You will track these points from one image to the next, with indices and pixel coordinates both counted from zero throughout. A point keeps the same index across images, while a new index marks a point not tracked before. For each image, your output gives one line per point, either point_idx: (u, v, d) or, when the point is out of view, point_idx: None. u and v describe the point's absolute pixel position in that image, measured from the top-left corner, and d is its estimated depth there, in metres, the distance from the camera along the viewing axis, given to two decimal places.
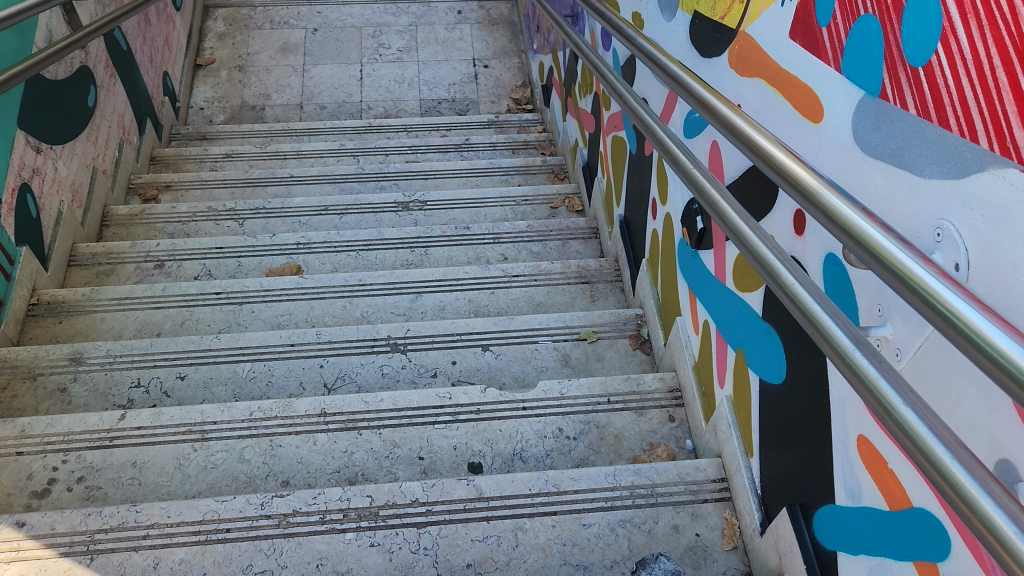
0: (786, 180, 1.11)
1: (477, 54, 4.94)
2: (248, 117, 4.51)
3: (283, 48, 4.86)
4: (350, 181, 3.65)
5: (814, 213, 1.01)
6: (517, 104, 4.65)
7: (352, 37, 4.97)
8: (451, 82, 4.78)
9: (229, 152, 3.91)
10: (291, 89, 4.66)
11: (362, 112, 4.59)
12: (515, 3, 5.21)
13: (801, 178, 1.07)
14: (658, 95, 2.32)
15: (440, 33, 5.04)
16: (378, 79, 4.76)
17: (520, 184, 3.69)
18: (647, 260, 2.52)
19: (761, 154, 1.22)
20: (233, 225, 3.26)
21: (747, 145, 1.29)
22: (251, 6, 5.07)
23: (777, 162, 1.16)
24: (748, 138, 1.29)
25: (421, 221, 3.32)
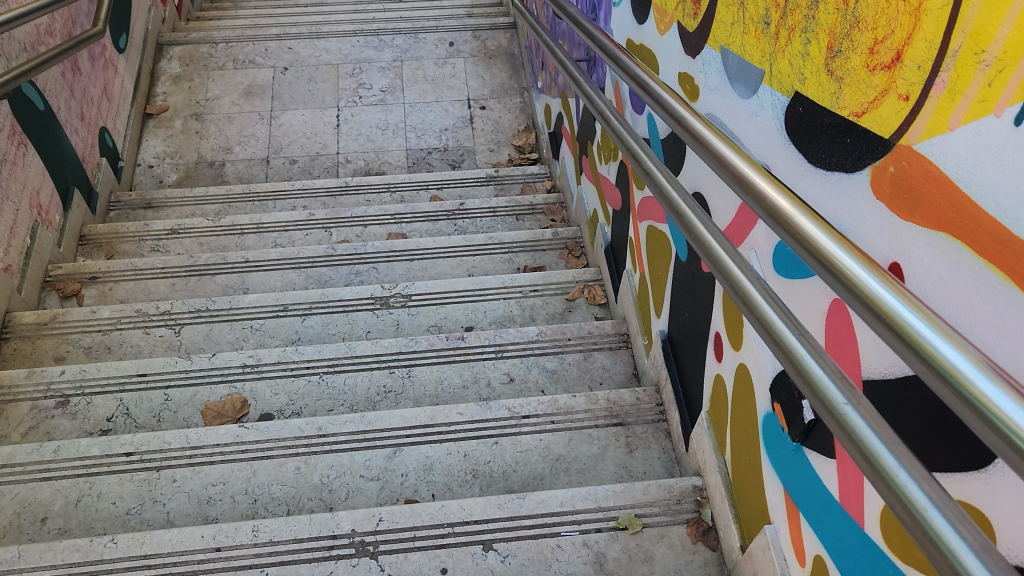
0: (840, 285, 0.77)
1: (472, 93, 4.28)
2: (206, 175, 3.85)
3: (248, 91, 4.21)
4: (319, 265, 2.98)
5: (896, 346, 0.68)
6: (519, 153, 4.00)
7: (327, 76, 4.32)
8: (443, 127, 4.12)
9: (175, 227, 3.25)
10: (256, 140, 4.00)
11: (338, 167, 3.94)
12: (514, 32, 4.57)
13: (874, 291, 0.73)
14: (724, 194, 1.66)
15: (430, 68, 4.38)
16: (358, 126, 4.10)
17: (527, 265, 3.03)
18: (707, 411, 1.85)
19: (803, 243, 0.87)
20: (167, 334, 2.58)
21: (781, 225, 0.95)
22: (211, 42, 4.42)
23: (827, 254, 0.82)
24: (785, 217, 0.94)
25: (405, 323, 2.65)
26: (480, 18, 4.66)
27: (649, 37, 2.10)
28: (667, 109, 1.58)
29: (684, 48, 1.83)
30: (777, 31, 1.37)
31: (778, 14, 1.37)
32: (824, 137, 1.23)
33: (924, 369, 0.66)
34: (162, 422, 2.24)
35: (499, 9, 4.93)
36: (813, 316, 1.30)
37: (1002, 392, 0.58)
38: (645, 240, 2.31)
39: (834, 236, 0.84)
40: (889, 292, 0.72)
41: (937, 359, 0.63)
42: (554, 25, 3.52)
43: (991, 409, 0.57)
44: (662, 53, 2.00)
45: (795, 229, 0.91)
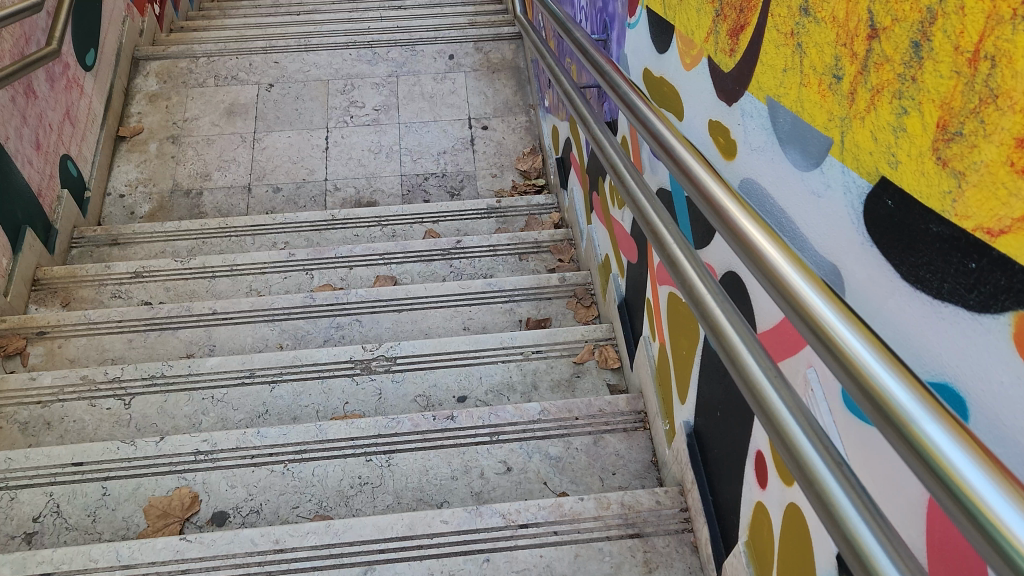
0: (812, 333, 0.71)
1: (473, 112, 3.93)
2: (181, 206, 3.57)
3: (229, 111, 3.91)
4: (294, 317, 2.66)
5: (865, 407, 0.62)
6: (524, 179, 3.66)
7: (316, 94, 4.00)
8: (440, 150, 3.78)
9: (139, 268, 2.94)
10: (237, 165, 3.72)
11: (325, 196, 3.62)
12: (520, 43, 4.21)
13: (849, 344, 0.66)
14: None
15: (428, 84, 4.04)
16: (348, 149, 3.78)
17: (530, 316, 2.68)
18: (748, 542, 1.49)
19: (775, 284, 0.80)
20: (116, 406, 2.27)
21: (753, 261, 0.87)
22: (191, 57, 4.13)
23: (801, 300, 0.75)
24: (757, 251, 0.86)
25: (388, 393, 2.32)
26: (482, 28, 4.32)
27: (672, 72, 1.74)
28: (682, 165, 1.23)
29: (720, 93, 1.47)
30: (853, 90, 1.01)
31: (854, 66, 1.01)
32: (936, 252, 0.87)
33: (885, 423, 0.59)
34: (97, 523, 1.90)
35: (504, 18, 4.58)
36: (906, 487, 0.93)
37: (976, 466, 0.52)
38: (664, 306, 1.96)
39: (808, 278, 0.77)
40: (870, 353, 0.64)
41: (903, 416, 0.57)
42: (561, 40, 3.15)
43: (978, 508, 0.50)
44: (688, 94, 1.64)
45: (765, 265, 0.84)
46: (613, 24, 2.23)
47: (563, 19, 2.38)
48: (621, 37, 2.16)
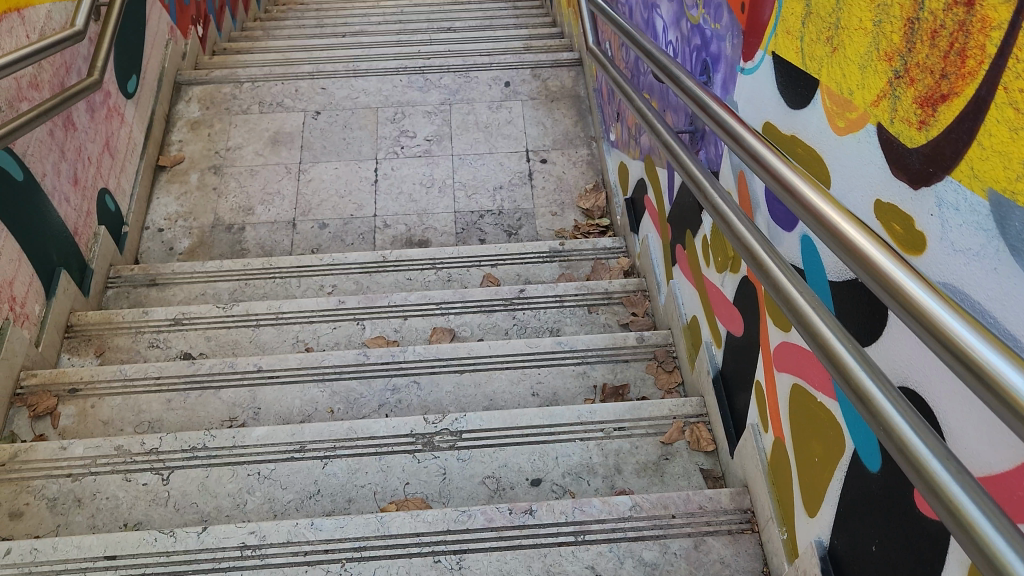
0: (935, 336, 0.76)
1: (530, 144, 3.70)
2: (223, 241, 3.39)
3: (274, 140, 3.73)
4: (347, 376, 2.43)
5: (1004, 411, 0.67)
6: (586, 218, 3.42)
7: (364, 122, 3.80)
8: (496, 185, 3.55)
9: (179, 314, 2.75)
10: (281, 199, 3.52)
11: (374, 233, 3.41)
12: (580, 71, 3.98)
13: (955, 333, 0.74)
14: (970, 415, 1.02)
15: (482, 113, 3.82)
16: (398, 183, 3.57)
17: (606, 381, 2.42)
18: None
19: (873, 273, 0.88)
20: (152, 481, 2.05)
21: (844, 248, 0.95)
22: (235, 82, 3.96)
23: (899, 287, 0.83)
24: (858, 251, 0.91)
25: (453, 472, 2.06)
26: (540, 54, 4.09)
27: (806, 130, 1.47)
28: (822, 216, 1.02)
29: (888, 165, 1.19)
30: None
31: None
32: None
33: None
34: None
35: (562, 43, 4.36)
36: None
37: None
38: (781, 395, 1.68)
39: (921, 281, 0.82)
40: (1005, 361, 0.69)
41: None
42: (637, 71, 2.88)
43: None
44: (832, 160, 1.36)
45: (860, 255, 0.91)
46: (716, 64, 1.96)
47: (656, 55, 2.12)
48: (728, 79, 1.89)
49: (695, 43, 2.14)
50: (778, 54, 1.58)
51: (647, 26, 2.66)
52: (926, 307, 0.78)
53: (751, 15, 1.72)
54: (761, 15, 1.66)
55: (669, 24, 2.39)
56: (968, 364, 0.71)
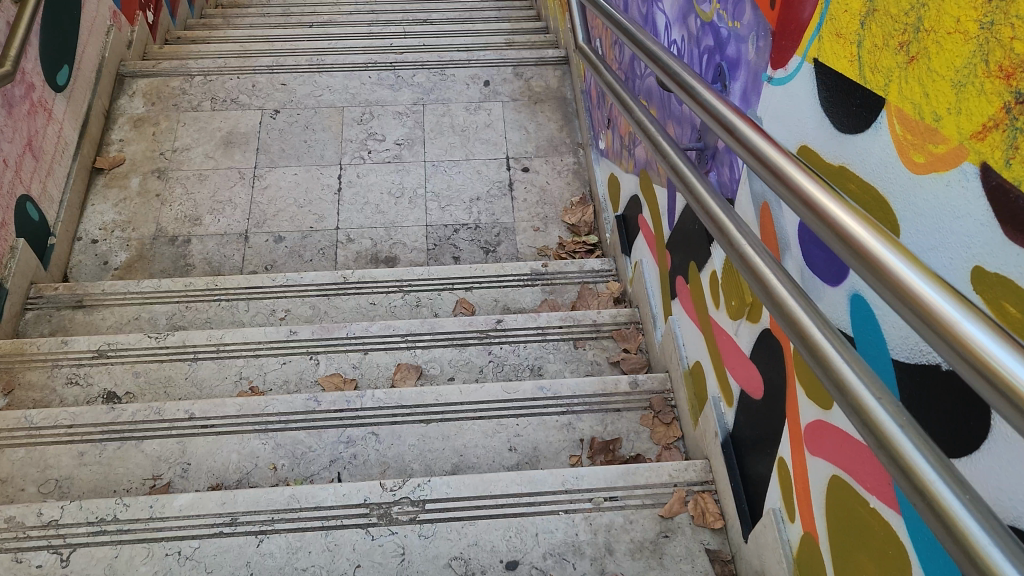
0: (903, 305, 0.71)
1: (511, 150, 3.37)
2: (165, 256, 3.03)
3: (227, 140, 3.36)
4: (294, 424, 2.08)
5: (976, 382, 0.63)
6: (572, 234, 3.11)
7: (328, 122, 3.44)
8: (472, 196, 3.22)
9: (103, 345, 2.39)
10: (233, 208, 3.17)
11: (335, 248, 3.07)
12: (566, 70, 3.65)
13: (931, 300, 0.68)
14: None
15: (459, 115, 3.47)
16: (364, 192, 3.23)
17: (595, 432, 2.10)
18: None
19: (855, 251, 0.80)
20: (48, 563, 1.70)
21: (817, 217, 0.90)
22: (186, 74, 3.58)
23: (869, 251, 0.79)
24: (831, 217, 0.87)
25: (414, 552, 1.72)
26: (523, 51, 3.75)
27: (863, 162, 1.15)
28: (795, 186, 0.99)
29: (999, 222, 0.88)
30: None
31: None
32: None
33: (1003, 400, 0.60)
34: None
35: (546, 39, 4.02)
36: None
37: None
38: (813, 482, 1.37)
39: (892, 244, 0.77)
40: (978, 328, 0.64)
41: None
42: (633, 72, 2.54)
43: None
44: (902, 205, 1.05)
45: (885, 271, 0.75)
46: (734, 70, 1.63)
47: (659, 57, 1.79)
48: (749, 90, 1.56)
49: (706, 44, 1.81)
50: (825, 62, 1.25)
51: (645, 22, 2.32)
52: (894, 269, 0.74)
53: (784, 12, 1.39)
54: (800, 11, 1.33)
55: (673, 21, 2.05)
56: (944, 335, 0.66)
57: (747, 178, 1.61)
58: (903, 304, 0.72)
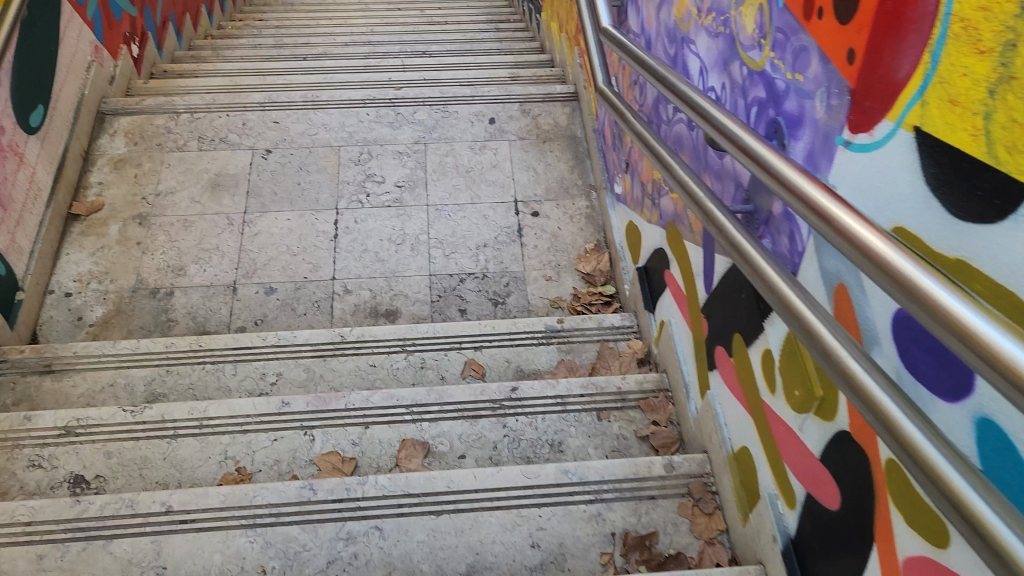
0: (966, 348, 0.68)
1: (519, 193, 3.15)
2: (145, 310, 2.78)
3: (214, 183, 3.13)
4: (286, 518, 1.83)
5: None
6: (587, 285, 2.89)
7: (323, 163, 3.22)
8: (479, 243, 3.00)
9: (72, 420, 2.15)
10: (220, 256, 2.93)
11: (331, 301, 2.83)
12: (576, 107, 3.46)
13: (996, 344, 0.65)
14: None
15: (462, 155, 3.26)
16: (362, 238, 3.00)
17: (627, 524, 1.85)
18: None
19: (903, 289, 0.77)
20: None
21: (858, 253, 0.86)
22: (171, 112, 3.36)
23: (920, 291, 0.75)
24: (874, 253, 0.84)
25: None
26: (529, 86, 3.56)
27: (994, 259, 0.93)
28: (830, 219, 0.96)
29: None
30: None
31: None
32: None
33: None
34: None
35: (553, 72, 3.83)
36: None
37: None
38: None
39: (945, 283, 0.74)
40: None
41: None
42: (658, 117, 2.34)
43: None
44: None
45: (967, 332, 0.68)
46: (796, 129, 1.42)
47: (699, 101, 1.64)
48: (817, 153, 1.35)
49: (756, 96, 1.60)
50: (932, 132, 1.04)
51: (676, 64, 2.13)
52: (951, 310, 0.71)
53: (867, 69, 1.18)
54: (891, 69, 1.12)
55: (712, 67, 1.85)
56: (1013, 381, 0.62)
57: (815, 253, 1.39)
58: (965, 346, 0.68)
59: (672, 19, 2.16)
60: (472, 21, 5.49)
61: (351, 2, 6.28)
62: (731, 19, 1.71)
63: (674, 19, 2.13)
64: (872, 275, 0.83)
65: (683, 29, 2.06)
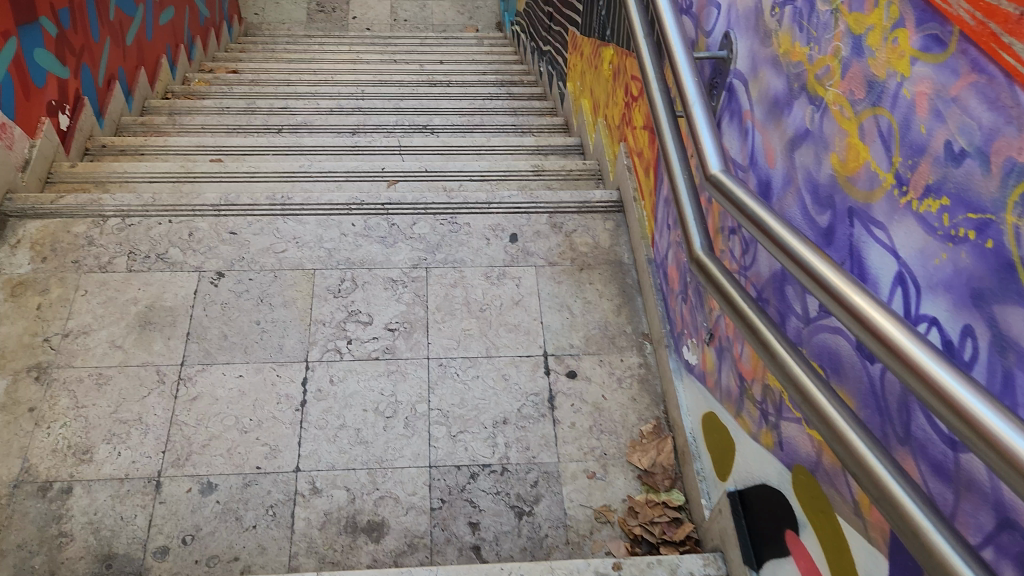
0: None
1: (549, 343, 2.39)
2: (27, 518, 1.94)
3: (143, 319, 2.32)
4: None
5: None
6: (647, 487, 2.11)
7: (291, 294, 2.43)
8: (497, 419, 2.22)
9: None
10: (143, 433, 2.11)
11: (292, 506, 2.02)
12: (619, 221, 2.72)
13: None
14: None
15: (476, 287, 2.50)
16: (338, 407, 2.21)
17: None
18: None
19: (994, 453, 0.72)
20: None
21: (925, 390, 0.81)
22: (98, 215, 2.56)
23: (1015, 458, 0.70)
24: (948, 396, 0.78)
25: None
26: (560, 191, 2.83)
27: None
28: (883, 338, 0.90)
29: None
30: None
31: None
32: None
33: None
34: None
35: (587, 165, 3.09)
36: None
37: None
38: None
39: None
40: None
41: None
42: (783, 303, 1.59)
43: None
44: None
45: None
46: None
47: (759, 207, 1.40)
48: None
49: None
50: None
51: (830, 242, 1.39)
52: None
53: None
54: None
55: (939, 288, 1.10)
56: None
57: None
58: None
59: (826, 173, 1.41)
60: (479, 81, 4.74)
61: (341, 50, 5.54)
62: (1004, 228, 0.97)
63: (832, 174, 1.39)
64: (948, 421, 0.78)
65: (854, 198, 1.32)
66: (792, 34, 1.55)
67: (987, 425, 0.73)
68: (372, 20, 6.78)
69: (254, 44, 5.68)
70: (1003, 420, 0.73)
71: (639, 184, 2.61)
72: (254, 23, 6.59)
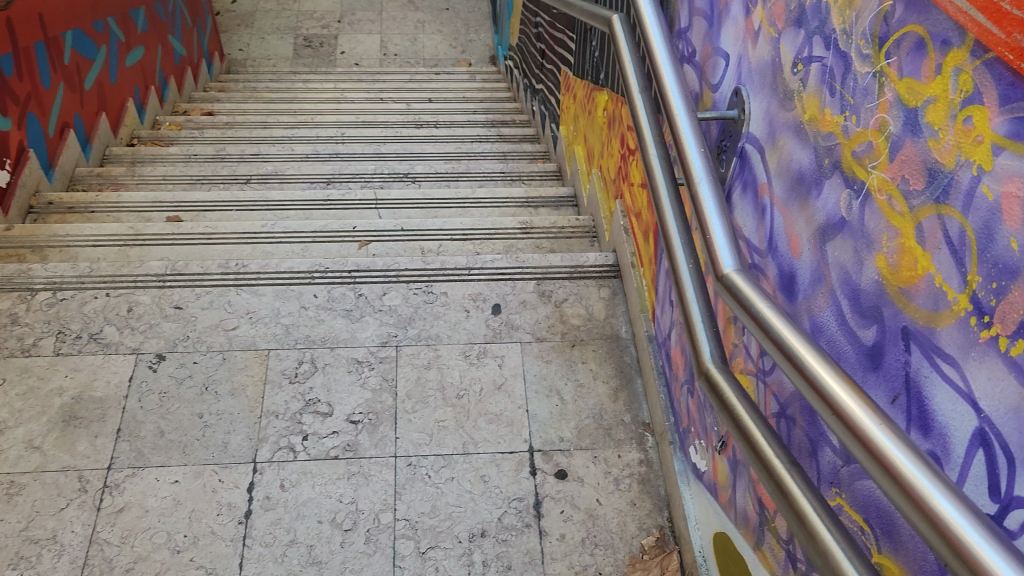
0: None
1: (536, 436, 2.08)
2: None
3: (68, 413, 2.02)
4: None
5: None
6: None
7: (241, 379, 2.13)
8: (474, 531, 1.89)
9: None
10: (57, 554, 1.77)
11: None
12: (614, 287, 2.44)
13: None
14: None
15: (453, 368, 2.20)
16: (288, 519, 1.88)
17: None
18: None
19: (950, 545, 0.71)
20: None
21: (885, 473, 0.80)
22: (28, 288, 2.28)
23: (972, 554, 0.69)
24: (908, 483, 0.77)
25: None
26: (548, 254, 2.55)
27: None
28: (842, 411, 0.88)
29: None
30: None
31: None
32: None
33: None
34: None
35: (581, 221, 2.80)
36: None
37: None
38: None
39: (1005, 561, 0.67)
40: None
41: None
42: (814, 428, 1.27)
43: None
44: None
45: None
46: None
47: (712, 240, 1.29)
48: None
49: None
50: None
51: (877, 366, 1.09)
52: None
53: None
54: None
55: None
56: None
57: None
58: None
59: (869, 277, 1.11)
60: (468, 120, 4.48)
61: (326, 87, 5.29)
62: None
63: (878, 280, 1.09)
64: (904, 507, 0.77)
65: (909, 316, 1.02)
66: (820, 98, 1.26)
67: (946, 520, 0.72)
68: (360, 55, 6.55)
69: (235, 82, 5.44)
70: (962, 515, 0.72)
71: (637, 248, 2.33)
72: (238, 59, 6.37)
